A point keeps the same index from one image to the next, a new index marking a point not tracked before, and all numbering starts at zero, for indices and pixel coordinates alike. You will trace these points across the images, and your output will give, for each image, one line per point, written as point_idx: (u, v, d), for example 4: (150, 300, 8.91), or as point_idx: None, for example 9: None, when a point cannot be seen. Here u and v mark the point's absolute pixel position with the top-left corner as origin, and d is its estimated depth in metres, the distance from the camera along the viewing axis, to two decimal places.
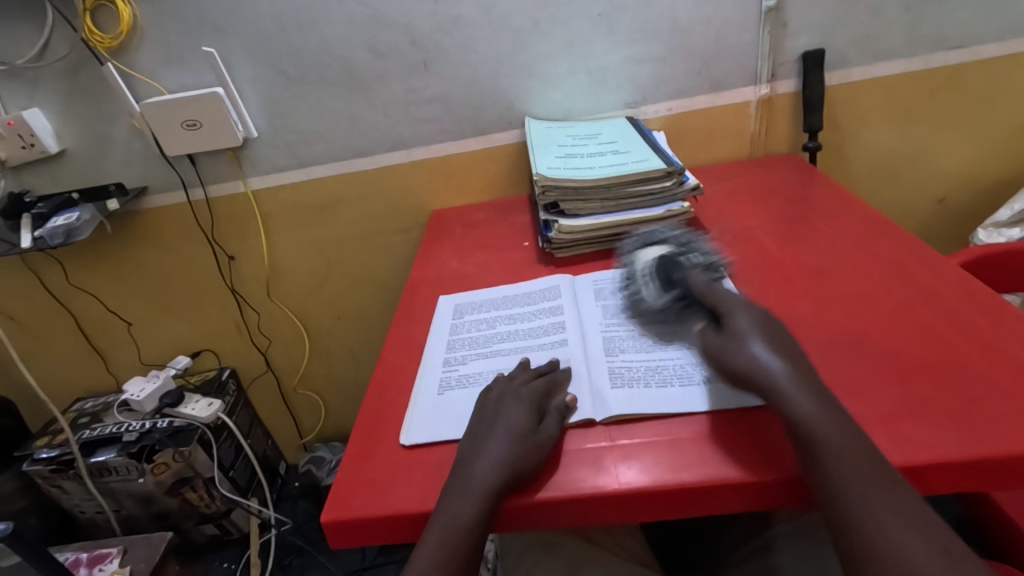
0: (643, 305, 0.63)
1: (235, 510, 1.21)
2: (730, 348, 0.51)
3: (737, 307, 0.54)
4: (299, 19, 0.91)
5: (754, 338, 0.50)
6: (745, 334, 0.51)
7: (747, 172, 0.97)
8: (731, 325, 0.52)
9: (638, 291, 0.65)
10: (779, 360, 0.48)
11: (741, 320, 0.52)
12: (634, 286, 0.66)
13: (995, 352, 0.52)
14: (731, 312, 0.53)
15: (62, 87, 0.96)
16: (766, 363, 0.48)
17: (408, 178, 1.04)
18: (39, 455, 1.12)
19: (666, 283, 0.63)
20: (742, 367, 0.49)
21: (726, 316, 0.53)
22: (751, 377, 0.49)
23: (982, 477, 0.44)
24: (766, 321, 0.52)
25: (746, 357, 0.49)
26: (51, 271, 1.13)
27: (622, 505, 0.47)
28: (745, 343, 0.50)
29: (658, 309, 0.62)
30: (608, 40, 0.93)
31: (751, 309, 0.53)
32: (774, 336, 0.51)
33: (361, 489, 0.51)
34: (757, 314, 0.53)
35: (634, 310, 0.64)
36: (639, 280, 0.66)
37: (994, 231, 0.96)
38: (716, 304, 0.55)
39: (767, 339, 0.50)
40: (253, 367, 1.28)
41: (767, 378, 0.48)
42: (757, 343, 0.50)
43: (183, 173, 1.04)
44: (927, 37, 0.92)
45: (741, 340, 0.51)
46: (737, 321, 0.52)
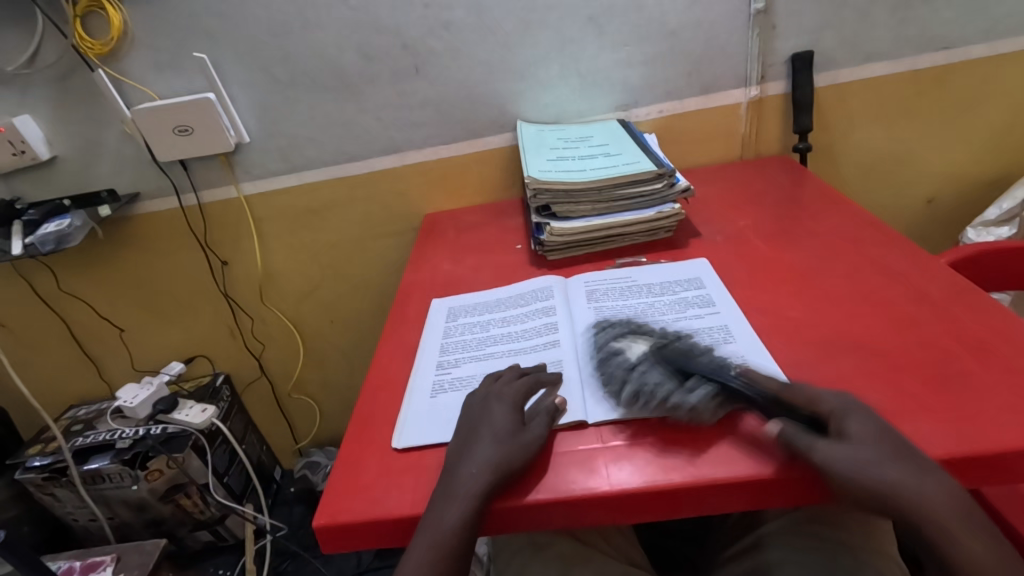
0: (666, 401, 0.50)
1: (230, 516, 1.20)
2: (857, 458, 0.43)
3: (848, 413, 0.46)
4: (290, 24, 0.91)
5: (880, 450, 0.43)
6: (870, 446, 0.43)
7: (738, 174, 0.97)
8: (850, 432, 0.45)
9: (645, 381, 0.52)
10: (916, 475, 0.42)
11: (858, 425, 0.45)
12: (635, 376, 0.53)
13: (981, 350, 0.52)
14: (847, 413, 0.46)
15: (53, 94, 0.95)
16: (890, 472, 0.42)
17: (401, 182, 1.04)
18: (31, 463, 1.11)
19: (684, 375, 0.52)
20: (871, 487, 0.42)
21: (838, 418, 0.46)
22: (886, 499, 0.41)
23: (974, 474, 0.44)
24: (886, 428, 0.45)
25: (878, 480, 0.42)
26: (44, 277, 1.13)
27: (614, 506, 0.47)
28: (876, 453, 0.43)
29: (698, 407, 0.49)
30: (598, 42, 0.93)
31: (864, 413, 0.46)
32: (897, 442, 0.44)
33: (353, 494, 0.51)
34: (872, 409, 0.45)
35: (651, 403, 0.51)
36: (643, 368, 0.53)
37: (983, 230, 0.97)
38: (814, 409, 0.47)
39: (894, 450, 0.43)
40: (247, 372, 1.28)
41: (904, 503, 0.41)
42: (880, 452, 0.43)
43: (174, 177, 1.04)
44: (914, 38, 0.93)
45: (865, 452, 0.43)
46: (857, 425, 0.45)
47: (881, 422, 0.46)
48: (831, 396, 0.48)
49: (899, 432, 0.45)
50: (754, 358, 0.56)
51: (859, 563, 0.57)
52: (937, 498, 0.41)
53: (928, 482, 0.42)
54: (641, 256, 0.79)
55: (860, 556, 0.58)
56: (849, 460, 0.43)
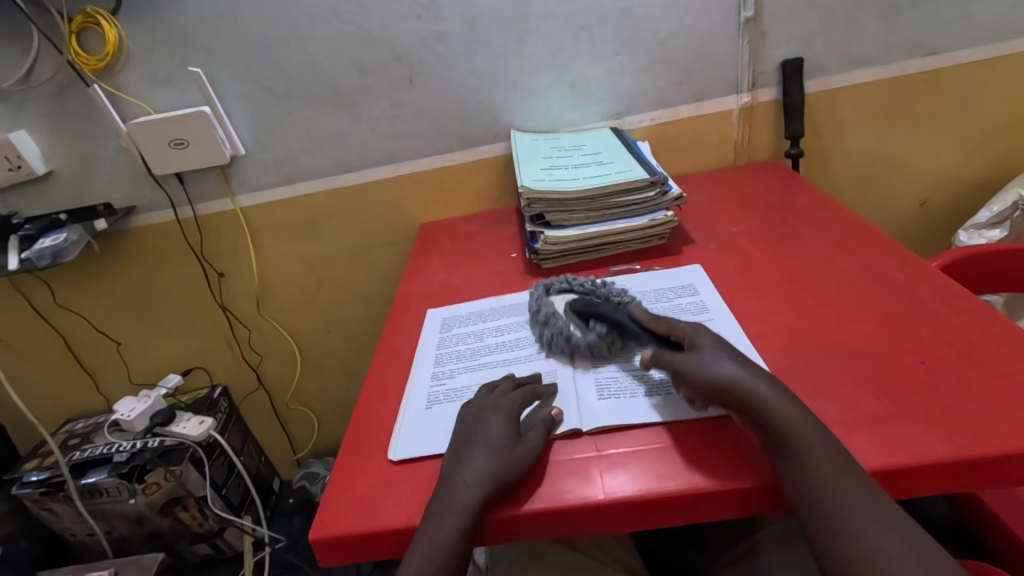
0: (568, 341, 0.62)
1: (229, 528, 1.19)
2: (701, 361, 0.51)
3: (697, 332, 0.56)
4: (285, 38, 0.92)
5: (718, 356, 0.52)
6: (714, 351, 0.52)
7: (730, 180, 0.98)
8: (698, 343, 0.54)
9: (559, 328, 0.63)
10: (749, 373, 0.50)
11: (706, 339, 0.54)
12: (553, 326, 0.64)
13: (973, 355, 0.53)
14: (692, 334, 0.55)
15: (49, 109, 0.96)
16: (720, 365, 0.50)
17: (396, 192, 1.05)
18: (28, 479, 1.11)
19: (588, 318, 0.63)
20: (711, 378, 0.50)
21: (690, 336, 0.55)
22: (728, 389, 0.49)
23: (965, 478, 0.45)
24: (730, 347, 0.54)
25: (720, 373, 0.50)
26: (40, 292, 1.13)
27: (610, 515, 0.47)
28: (717, 358, 0.51)
29: (590, 344, 0.61)
30: (590, 52, 0.94)
31: (707, 333, 0.55)
32: (736, 354, 0.52)
33: (350, 506, 0.51)
34: None
35: (553, 347, 0.63)
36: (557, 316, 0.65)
37: (975, 232, 0.97)
38: (673, 332, 0.57)
39: (732, 358, 0.52)
40: (244, 384, 1.28)
41: (740, 391, 0.48)
42: (726, 361, 0.51)
43: (170, 190, 1.04)
44: (902, 44, 0.94)
45: (710, 359, 0.51)
46: (701, 341, 0.54)
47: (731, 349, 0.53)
48: (686, 324, 0.58)
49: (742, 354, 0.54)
50: None
51: None
52: (770, 389, 0.48)
53: (760, 379, 0.49)
54: (635, 264, 0.79)
55: None
56: (692, 362, 0.52)
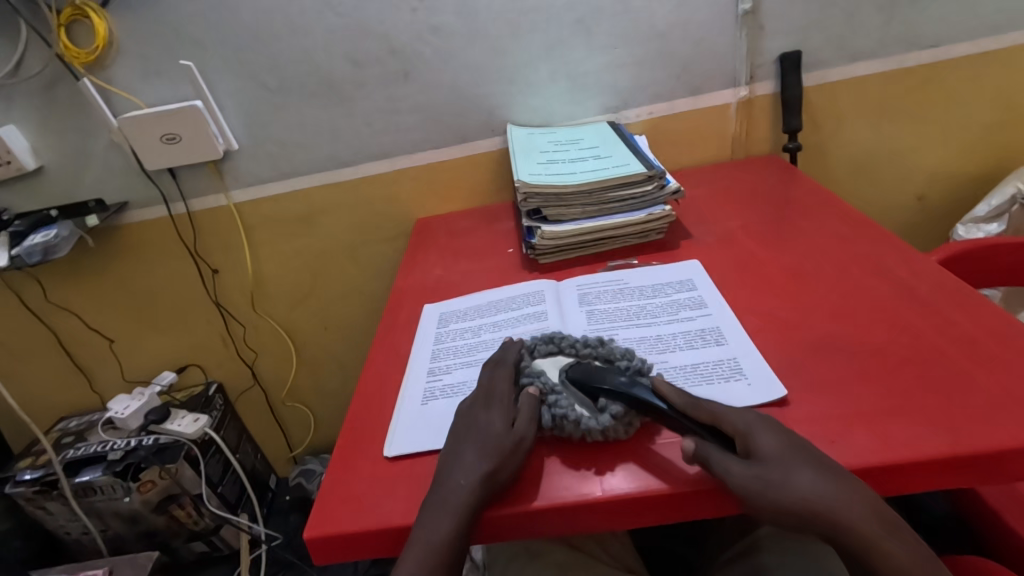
0: (575, 425, 0.50)
1: (225, 526, 1.19)
2: (775, 482, 0.42)
3: (754, 428, 0.46)
4: (277, 31, 0.91)
5: (798, 467, 0.43)
6: (783, 463, 0.43)
7: (729, 174, 0.97)
8: (758, 452, 0.44)
9: (559, 408, 0.52)
10: (830, 485, 0.42)
11: (768, 443, 0.44)
12: (550, 403, 0.53)
13: (973, 350, 0.52)
14: (750, 433, 0.45)
15: (38, 103, 0.95)
16: (790, 478, 0.42)
17: (392, 187, 1.04)
18: (22, 477, 1.10)
19: (595, 396, 0.52)
20: (787, 504, 0.41)
21: (743, 439, 0.45)
22: (806, 513, 0.41)
23: (964, 474, 0.44)
24: (798, 449, 0.44)
25: (803, 496, 0.41)
26: (31, 289, 1.12)
27: (608, 512, 0.47)
28: (791, 472, 0.42)
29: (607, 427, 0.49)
30: (587, 45, 0.93)
31: (769, 426, 0.46)
32: (812, 458, 0.43)
33: (345, 504, 0.51)
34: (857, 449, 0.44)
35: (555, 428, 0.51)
36: (555, 394, 0.53)
37: (973, 226, 0.97)
38: (722, 426, 0.46)
39: (809, 468, 0.43)
40: (239, 381, 1.27)
41: (822, 508, 0.41)
42: (799, 472, 0.42)
43: (162, 186, 1.03)
44: (901, 37, 0.93)
45: (783, 473, 0.42)
46: (764, 444, 0.44)
47: (806, 446, 0.44)
48: (738, 412, 0.48)
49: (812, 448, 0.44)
50: (744, 359, 0.56)
51: None
52: (859, 500, 0.41)
53: (846, 487, 0.41)
54: (632, 258, 0.79)
55: None
56: (767, 485, 0.42)
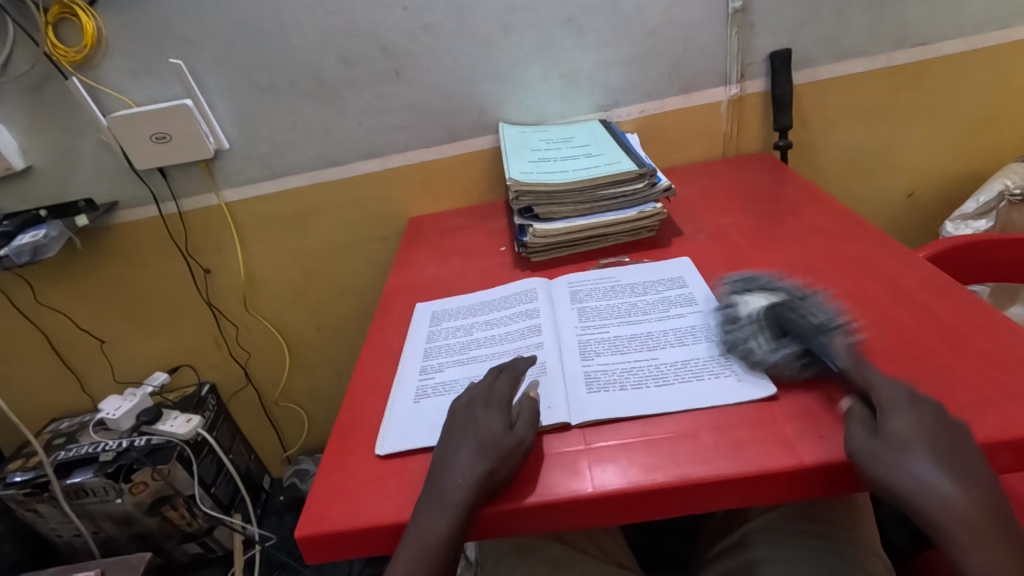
0: (751, 355, 0.54)
1: (218, 527, 1.18)
2: (886, 461, 0.42)
3: (896, 406, 0.44)
4: (267, 30, 0.91)
5: (925, 462, 0.41)
6: (912, 447, 0.42)
7: (720, 172, 0.98)
8: (891, 427, 0.43)
9: (743, 338, 0.56)
10: (953, 488, 0.40)
11: (903, 422, 0.43)
12: (738, 332, 0.57)
13: (961, 345, 0.53)
14: (893, 407, 0.44)
15: (27, 103, 0.94)
16: (897, 469, 0.41)
17: (384, 186, 1.03)
18: (12, 479, 1.09)
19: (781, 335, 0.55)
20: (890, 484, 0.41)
21: (882, 412, 0.45)
22: (905, 498, 0.41)
23: None
24: (937, 434, 0.42)
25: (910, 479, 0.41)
26: (20, 289, 1.11)
27: (600, 508, 0.47)
28: (905, 456, 0.41)
29: (774, 364, 0.52)
30: (578, 44, 0.93)
31: (916, 411, 0.44)
32: (940, 443, 0.42)
33: (335, 504, 0.50)
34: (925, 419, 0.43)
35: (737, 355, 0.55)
36: (744, 323, 0.57)
37: (961, 223, 0.98)
38: (873, 392, 0.47)
39: (930, 453, 0.41)
40: (232, 381, 1.27)
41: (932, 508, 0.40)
42: (916, 461, 0.41)
43: (153, 185, 1.02)
44: (890, 35, 0.94)
45: (901, 457, 0.42)
46: (896, 426, 0.43)
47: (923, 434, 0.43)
48: (897, 388, 0.46)
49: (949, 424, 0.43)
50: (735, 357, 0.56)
51: (843, 560, 0.57)
52: (966, 503, 0.40)
53: (961, 490, 0.40)
54: (624, 256, 0.79)
55: (842, 551, 0.58)
56: (894, 467, 0.41)
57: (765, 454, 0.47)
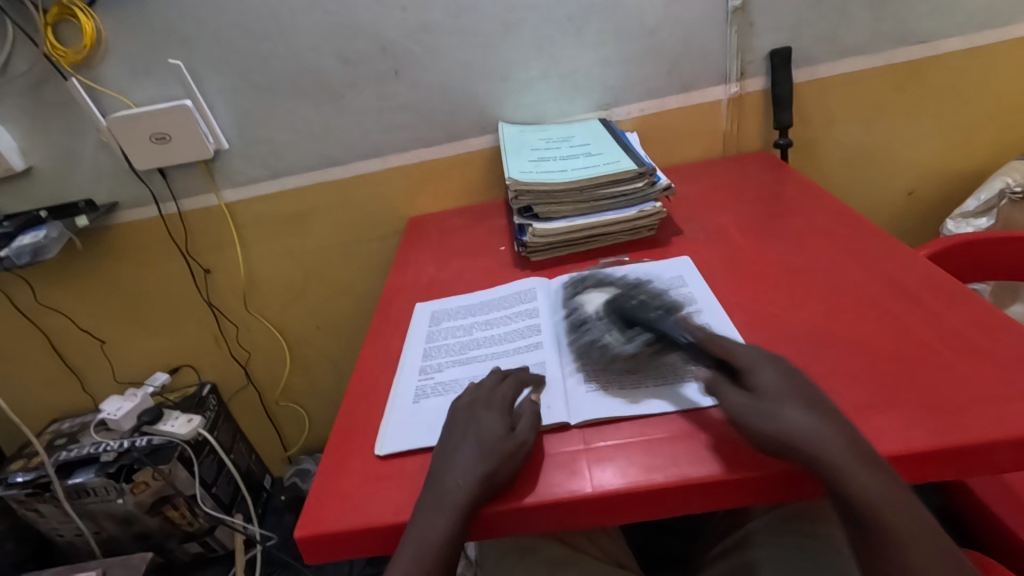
0: (604, 348, 0.59)
1: (219, 527, 1.18)
2: (761, 410, 0.46)
3: (759, 365, 0.50)
4: (266, 29, 0.90)
5: (789, 405, 0.46)
6: (781, 394, 0.47)
7: (720, 171, 0.97)
8: (760, 384, 0.48)
9: (598, 337, 0.61)
10: (825, 428, 0.44)
11: (768, 376, 0.49)
12: (592, 332, 0.62)
13: (962, 343, 0.53)
14: (751, 367, 0.50)
15: (26, 104, 0.94)
16: (861, 456, 0.43)
17: (383, 186, 1.03)
18: (14, 480, 1.10)
19: (628, 327, 0.60)
20: (781, 434, 0.44)
21: (749, 372, 0.50)
22: (796, 447, 0.44)
23: (950, 466, 0.45)
24: (797, 383, 0.48)
25: (785, 424, 0.45)
26: (21, 290, 1.11)
27: (599, 508, 0.47)
28: (783, 406, 0.46)
29: (627, 354, 0.58)
30: (577, 42, 0.93)
31: (775, 366, 0.50)
32: (803, 394, 0.47)
33: (335, 504, 0.50)
34: (783, 374, 0.49)
35: (586, 351, 0.60)
36: (595, 322, 0.62)
37: (962, 221, 0.98)
38: (730, 357, 0.52)
39: (800, 400, 0.47)
40: (233, 381, 1.27)
41: (812, 451, 0.43)
42: (793, 407, 0.46)
43: (153, 186, 1.02)
44: (890, 33, 0.94)
45: (774, 406, 0.46)
46: (762, 381, 0.49)
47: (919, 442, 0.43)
48: (748, 349, 0.52)
49: (807, 384, 0.49)
50: None
51: (843, 560, 0.57)
52: (841, 440, 0.43)
53: (832, 428, 0.44)
54: (624, 255, 0.79)
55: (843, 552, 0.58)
56: (753, 411, 0.46)
57: (764, 454, 0.47)
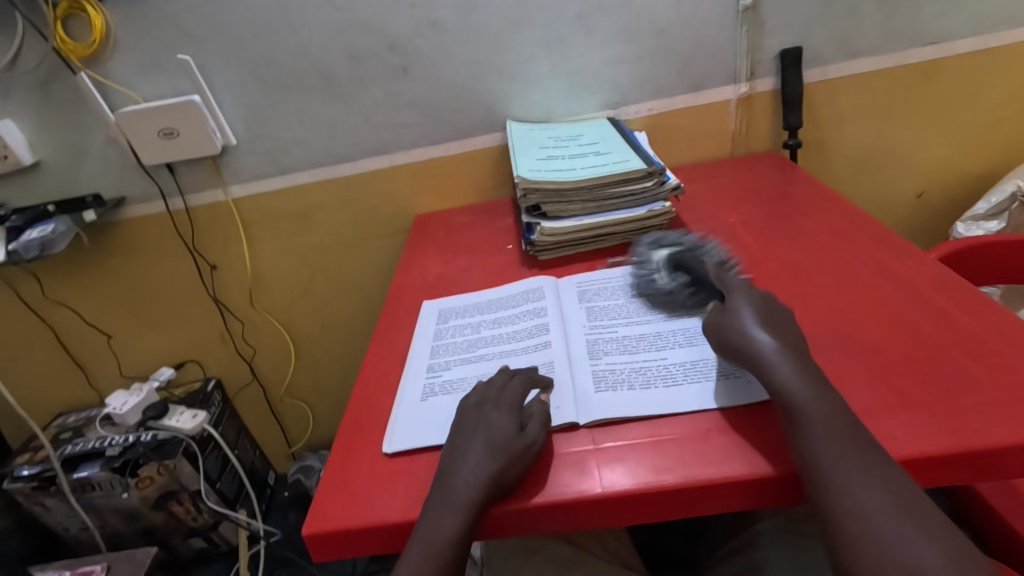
0: (654, 286, 0.67)
1: (223, 523, 1.19)
2: (720, 319, 0.54)
3: (742, 286, 0.57)
4: (275, 25, 0.90)
5: (747, 317, 0.52)
6: (743, 305, 0.54)
7: (729, 171, 0.97)
8: (732, 301, 0.55)
9: (650, 275, 0.69)
10: (769, 338, 0.50)
11: (738, 295, 0.55)
12: (646, 271, 0.70)
13: (975, 346, 0.52)
14: (734, 289, 0.57)
15: (35, 98, 0.94)
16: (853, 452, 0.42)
17: (391, 184, 1.03)
18: (20, 473, 1.10)
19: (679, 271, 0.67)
20: (727, 335, 0.52)
21: (730, 291, 0.57)
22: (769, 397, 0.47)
23: (962, 471, 0.44)
24: (768, 304, 0.54)
25: (734, 329, 0.52)
26: (28, 284, 1.11)
27: (607, 509, 0.47)
28: (738, 314, 0.53)
29: (669, 291, 0.65)
30: (587, 41, 0.93)
31: (750, 292, 0.56)
32: (769, 314, 0.53)
33: (342, 501, 0.50)
34: (763, 298, 0.55)
35: (642, 288, 0.68)
36: (654, 264, 0.70)
37: (973, 223, 0.97)
38: (723, 286, 0.59)
39: (761, 315, 0.53)
40: (238, 377, 1.27)
41: (751, 352, 0.50)
42: (748, 317, 0.52)
43: (161, 182, 1.02)
44: (901, 34, 0.93)
45: (733, 313, 0.53)
46: (732, 298, 0.55)
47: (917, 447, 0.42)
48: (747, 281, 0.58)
49: (782, 314, 0.53)
50: None
51: None
52: (775, 345, 0.49)
53: (771, 336, 0.50)
54: (632, 254, 0.79)
55: None
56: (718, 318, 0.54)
57: (775, 457, 0.46)
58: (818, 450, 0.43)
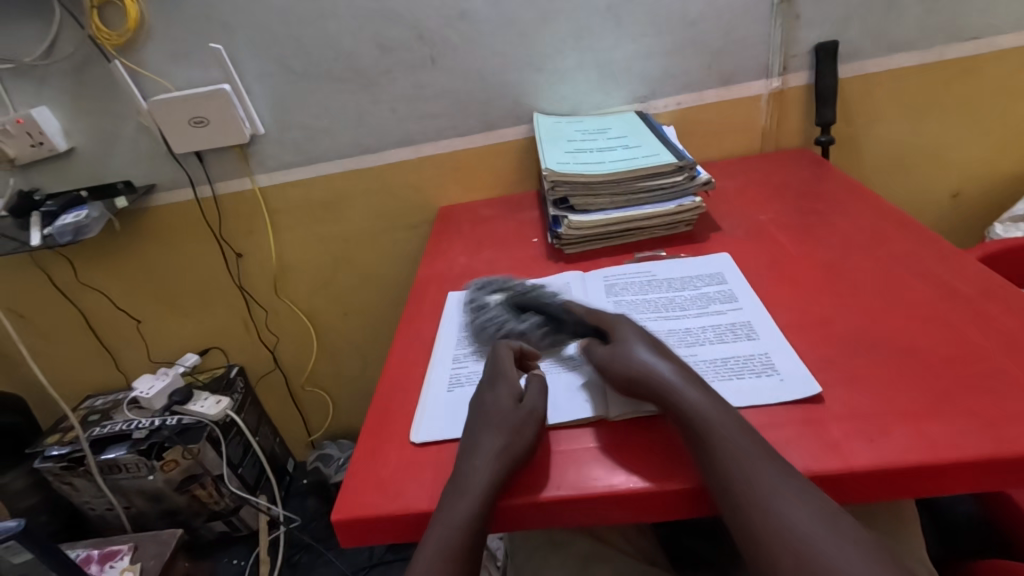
0: (506, 329, 0.63)
1: (244, 507, 1.21)
2: (618, 355, 0.52)
3: (619, 319, 0.57)
4: (305, 15, 0.91)
5: (639, 345, 0.53)
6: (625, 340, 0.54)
7: (758, 167, 0.95)
8: (617, 334, 0.55)
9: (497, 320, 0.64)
10: (664, 363, 0.50)
11: (625, 327, 0.55)
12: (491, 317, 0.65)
13: (1020, 348, 0.51)
14: (615, 322, 0.57)
15: (70, 86, 0.96)
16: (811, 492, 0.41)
17: (416, 175, 1.03)
18: (50, 452, 1.13)
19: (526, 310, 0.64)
20: (628, 371, 0.51)
21: (614, 324, 0.56)
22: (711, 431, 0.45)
23: (1006, 477, 0.43)
24: (650, 335, 0.55)
25: (632, 362, 0.51)
26: (60, 268, 1.13)
27: (635, 505, 0.46)
28: (630, 347, 0.52)
29: (527, 333, 0.62)
30: (617, 33, 0.92)
31: (632, 322, 0.56)
32: (654, 341, 0.54)
33: (370, 488, 0.51)
34: (639, 328, 0.56)
35: (491, 333, 0.63)
36: (495, 310, 0.66)
37: (1011, 225, 0.95)
38: (599, 320, 0.58)
39: (650, 344, 0.53)
40: (261, 365, 1.28)
41: (656, 379, 0.49)
42: (642, 348, 0.52)
43: (190, 169, 1.04)
44: (943, 27, 0.90)
45: (627, 348, 0.53)
46: (620, 330, 0.55)
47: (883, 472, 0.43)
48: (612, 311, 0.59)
49: (660, 339, 0.54)
50: (777, 354, 0.55)
51: None
52: (677, 372, 0.49)
53: (670, 363, 0.50)
54: (660, 250, 0.78)
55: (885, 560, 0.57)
56: (610, 351, 0.53)
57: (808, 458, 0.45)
58: (758, 481, 0.42)
